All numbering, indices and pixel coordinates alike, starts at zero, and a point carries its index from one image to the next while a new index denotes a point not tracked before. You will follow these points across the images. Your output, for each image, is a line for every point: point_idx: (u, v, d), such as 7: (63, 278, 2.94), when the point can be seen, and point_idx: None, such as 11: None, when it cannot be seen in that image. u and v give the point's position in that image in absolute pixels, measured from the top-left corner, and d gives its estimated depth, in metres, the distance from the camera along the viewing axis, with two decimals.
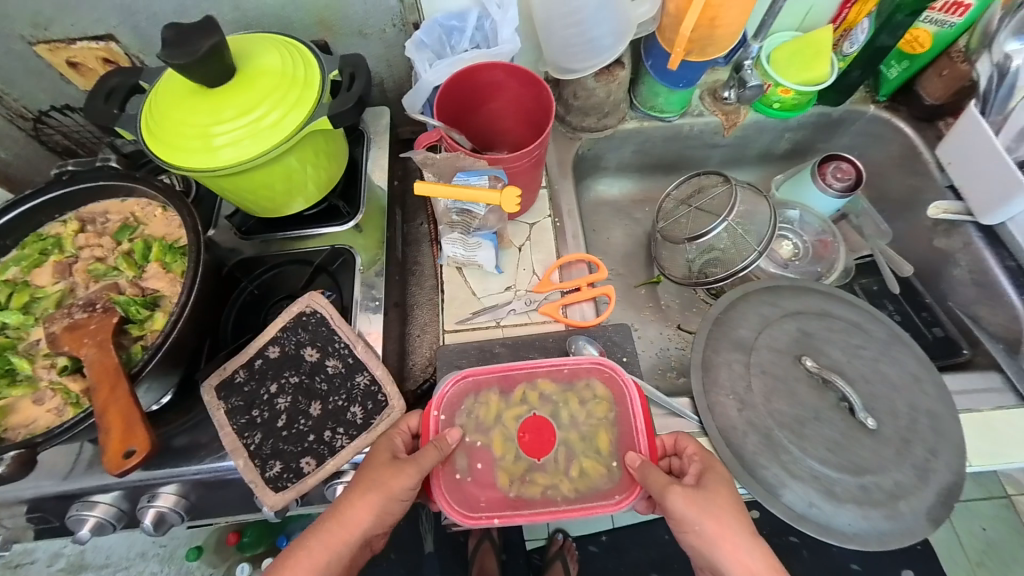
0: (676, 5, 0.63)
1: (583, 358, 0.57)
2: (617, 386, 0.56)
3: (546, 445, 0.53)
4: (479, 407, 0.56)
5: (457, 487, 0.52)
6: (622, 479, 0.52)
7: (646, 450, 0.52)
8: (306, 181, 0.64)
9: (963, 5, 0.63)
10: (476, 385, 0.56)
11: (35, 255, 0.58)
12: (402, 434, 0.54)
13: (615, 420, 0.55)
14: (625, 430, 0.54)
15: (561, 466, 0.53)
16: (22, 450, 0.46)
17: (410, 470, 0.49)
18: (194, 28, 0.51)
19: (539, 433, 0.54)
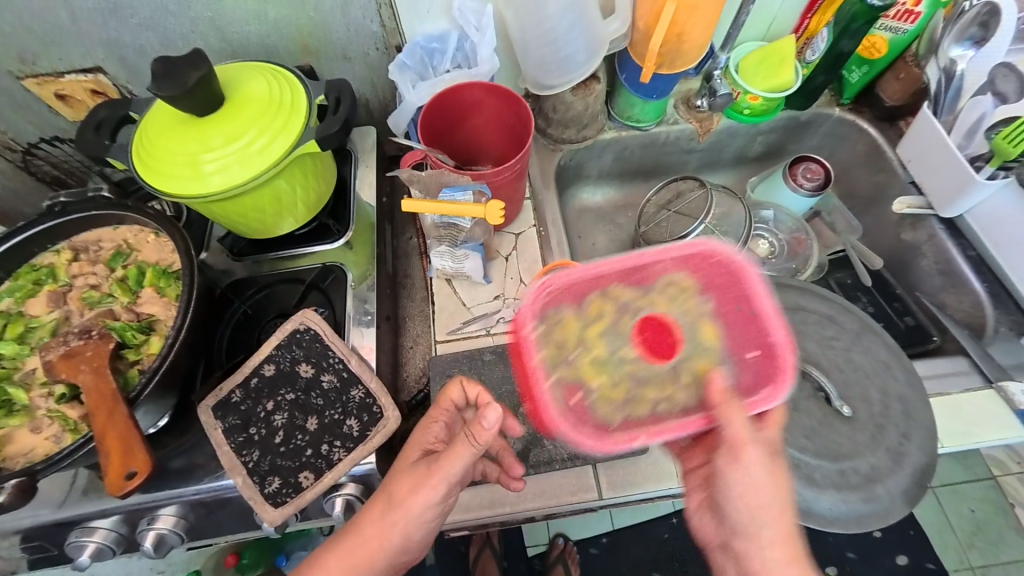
0: (643, 21, 0.66)
1: (692, 241, 0.54)
2: (728, 274, 0.54)
3: (668, 345, 0.53)
4: (556, 328, 0.52)
5: (579, 415, 0.50)
6: (749, 378, 0.51)
7: (783, 335, 0.51)
8: (295, 201, 0.66)
9: (914, 12, 0.67)
10: (575, 296, 0.53)
11: (28, 286, 0.59)
12: (442, 416, 0.56)
13: (729, 308, 0.53)
14: (755, 316, 0.52)
15: (688, 368, 0.52)
16: (23, 479, 0.46)
17: (438, 468, 0.49)
18: (182, 60, 0.53)
19: (659, 332, 0.53)
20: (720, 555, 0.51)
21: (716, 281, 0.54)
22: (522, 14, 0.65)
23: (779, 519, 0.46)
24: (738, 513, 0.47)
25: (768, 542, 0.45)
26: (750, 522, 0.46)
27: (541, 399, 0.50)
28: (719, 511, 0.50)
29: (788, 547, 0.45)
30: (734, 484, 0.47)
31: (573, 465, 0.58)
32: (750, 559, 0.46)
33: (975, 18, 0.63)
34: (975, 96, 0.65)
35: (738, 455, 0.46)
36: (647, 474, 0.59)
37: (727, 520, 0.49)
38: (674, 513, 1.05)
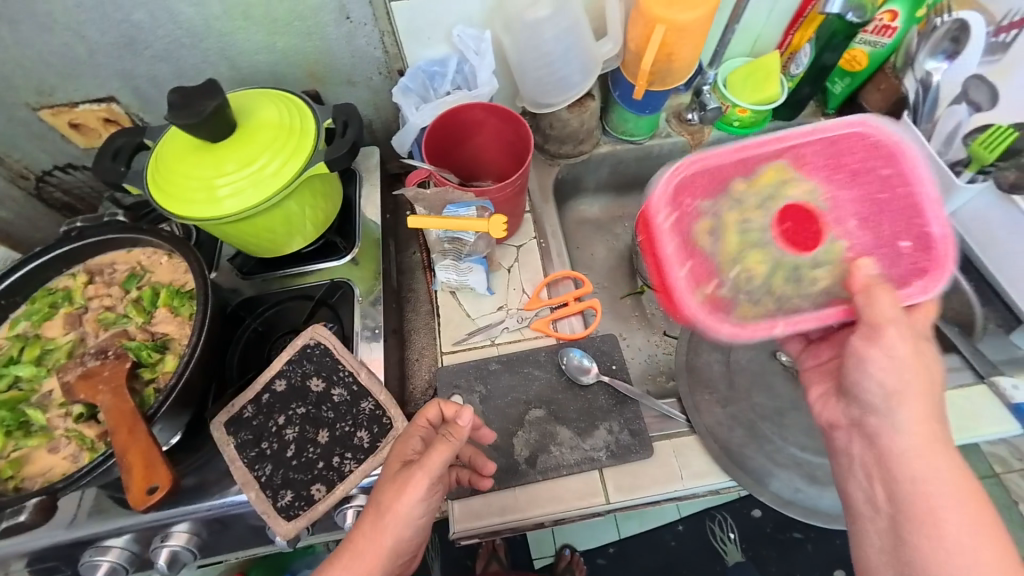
0: (635, 43, 0.69)
1: (850, 119, 0.56)
2: (885, 148, 0.55)
3: (817, 233, 0.53)
4: (709, 204, 0.55)
5: (697, 278, 0.53)
6: (913, 268, 0.51)
7: (943, 229, 0.51)
8: (303, 221, 0.68)
9: (891, 27, 0.69)
10: (719, 184, 0.56)
11: (45, 309, 0.61)
12: (418, 432, 0.55)
13: (880, 185, 0.54)
14: (900, 200, 0.53)
15: (839, 254, 0.52)
16: (44, 497, 0.47)
17: (419, 474, 0.49)
18: (197, 91, 0.55)
19: (806, 220, 0.54)
20: (846, 433, 0.52)
21: (852, 166, 0.55)
22: (519, 40, 0.68)
23: (922, 398, 0.46)
24: (871, 392, 0.48)
25: (908, 420, 0.46)
26: (883, 404, 0.47)
27: (672, 288, 0.53)
28: (852, 395, 0.51)
29: (922, 429, 0.45)
30: (874, 368, 0.48)
31: (581, 470, 0.59)
32: (885, 437, 0.47)
33: (947, 34, 0.65)
34: (952, 105, 0.68)
35: (878, 336, 0.47)
36: (653, 476, 0.60)
37: (858, 402, 0.50)
38: (680, 519, 1.05)
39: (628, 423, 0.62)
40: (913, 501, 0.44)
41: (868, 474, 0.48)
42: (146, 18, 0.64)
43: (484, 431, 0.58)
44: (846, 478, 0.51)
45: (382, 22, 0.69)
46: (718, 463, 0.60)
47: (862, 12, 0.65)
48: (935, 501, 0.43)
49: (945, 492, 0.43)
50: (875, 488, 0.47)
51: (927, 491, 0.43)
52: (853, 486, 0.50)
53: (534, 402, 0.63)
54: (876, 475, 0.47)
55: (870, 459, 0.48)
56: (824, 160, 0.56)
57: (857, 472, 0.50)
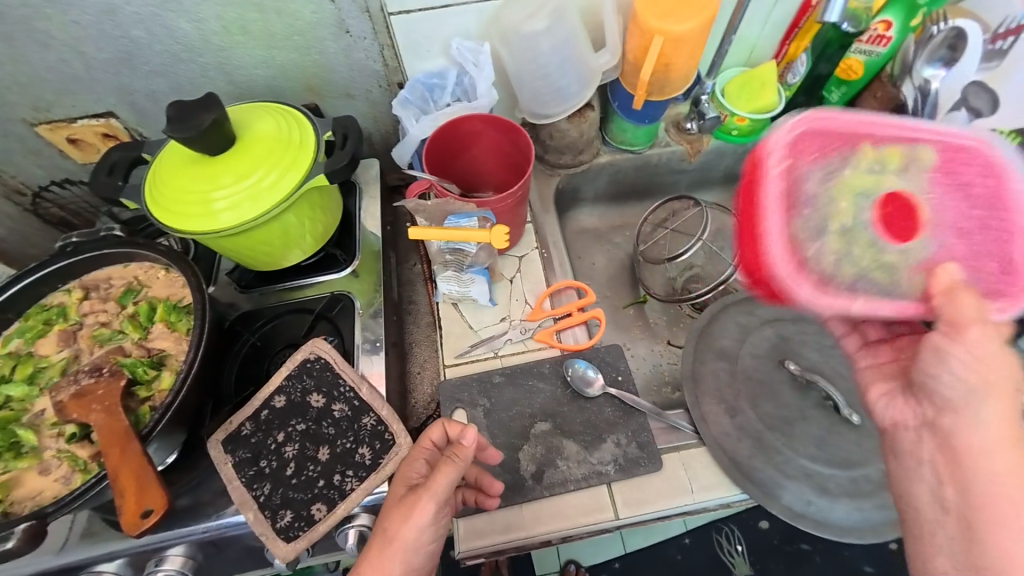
0: (633, 54, 0.70)
1: (962, 133, 0.51)
2: (966, 148, 0.50)
3: (909, 229, 0.49)
4: (811, 171, 0.51)
5: (789, 207, 0.50)
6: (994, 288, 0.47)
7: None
8: (303, 234, 0.68)
9: (885, 36, 0.69)
10: (837, 147, 0.52)
11: (39, 326, 0.60)
12: (423, 454, 0.53)
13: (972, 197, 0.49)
14: (999, 222, 0.48)
15: (913, 254, 0.48)
16: (34, 522, 0.46)
17: (424, 499, 0.48)
18: (196, 106, 0.55)
19: (888, 212, 0.50)
20: (914, 433, 0.48)
21: (963, 168, 0.50)
22: (517, 53, 0.68)
23: (1005, 396, 0.42)
24: (950, 388, 0.45)
25: (990, 419, 0.43)
26: (965, 397, 0.44)
27: (764, 233, 0.50)
28: (922, 391, 0.47)
29: (1007, 430, 0.42)
30: (956, 361, 0.44)
31: (587, 484, 0.58)
32: (962, 436, 0.44)
33: (944, 41, 0.65)
34: (951, 112, 0.68)
35: (959, 334, 0.44)
36: (660, 490, 0.59)
37: (930, 398, 0.46)
38: (686, 532, 1.01)
39: (635, 435, 0.61)
40: (992, 503, 0.41)
41: (938, 473, 0.45)
42: (145, 35, 0.64)
43: (490, 451, 0.57)
44: (908, 476, 0.47)
45: (381, 35, 0.69)
46: (726, 474, 0.59)
47: (857, 21, 0.67)
48: (1011, 504, 0.41)
49: (1018, 496, 0.41)
50: (944, 487, 0.44)
51: (1005, 490, 0.41)
52: (917, 485, 0.46)
53: (538, 415, 0.62)
54: (947, 475, 0.44)
55: (940, 457, 0.45)
56: (933, 163, 0.50)
57: (922, 470, 0.46)
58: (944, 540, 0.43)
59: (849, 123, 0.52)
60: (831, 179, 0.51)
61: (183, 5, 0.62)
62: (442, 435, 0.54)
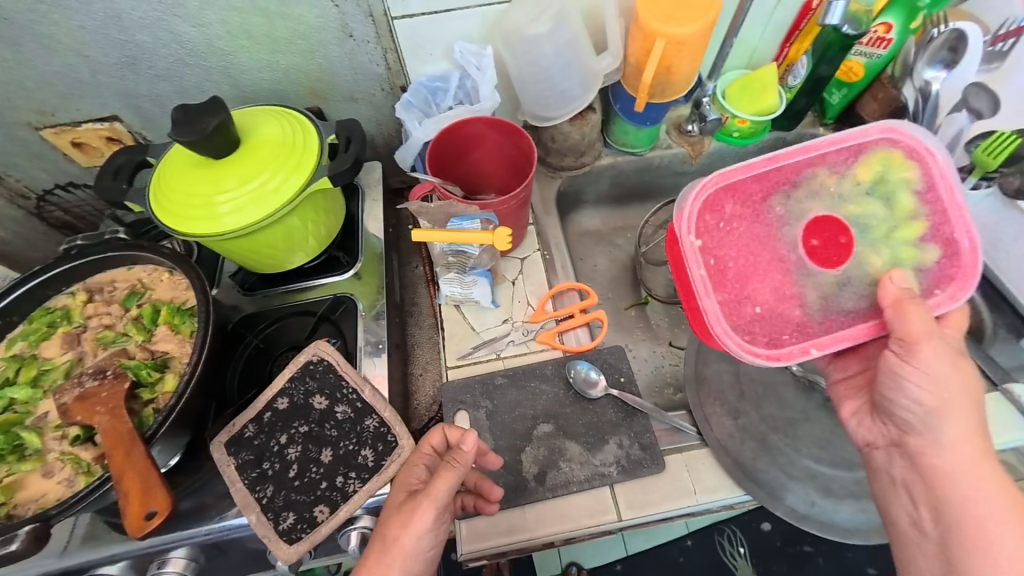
0: (635, 57, 0.71)
1: (873, 131, 0.56)
2: (914, 154, 0.55)
3: (845, 248, 0.54)
4: (723, 218, 0.55)
5: (717, 281, 0.54)
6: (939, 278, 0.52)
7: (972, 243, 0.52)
8: (306, 236, 0.68)
9: (885, 39, 0.69)
10: (766, 191, 0.56)
11: (43, 329, 0.60)
12: (423, 459, 0.53)
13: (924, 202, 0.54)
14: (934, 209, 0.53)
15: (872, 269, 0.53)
16: (38, 524, 0.46)
17: (424, 505, 0.48)
18: (201, 109, 0.56)
19: (832, 229, 0.54)
20: (885, 453, 0.52)
21: (921, 185, 0.54)
22: (519, 56, 0.68)
23: (964, 415, 0.47)
24: (908, 410, 0.49)
25: (951, 439, 0.47)
26: (924, 419, 0.48)
27: (707, 317, 0.53)
28: (885, 412, 0.52)
29: (974, 445, 0.47)
30: (914, 384, 0.48)
31: (590, 486, 0.58)
32: (926, 456, 0.48)
33: (944, 44, 0.66)
34: (952, 113, 0.69)
35: (914, 353, 0.47)
36: (664, 493, 0.59)
37: (894, 420, 0.51)
38: (688, 534, 1.01)
39: (638, 437, 0.61)
40: (961, 525, 0.46)
41: (912, 494, 0.50)
42: (150, 39, 0.65)
43: (490, 457, 0.57)
44: (886, 497, 0.52)
45: (384, 39, 0.70)
46: (729, 476, 0.59)
47: (858, 24, 0.66)
48: (983, 514, 0.45)
49: (988, 512, 0.45)
50: (920, 509, 0.49)
51: (976, 507, 0.46)
52: (896, 509, 0.51)
53: (540, 416, 0.62)
54: (920, 496, 0.49)
55: (912, 476, 0.50)
56: (866, 174, 0.55)
57: (899, 493, 0.51)
58: (929, 559, 0.48)
59: (763, 168, 0.57)
60: (796, 203, 0.55)
61: (187, 9, 0.62)
62: (442, 440, 0.54)
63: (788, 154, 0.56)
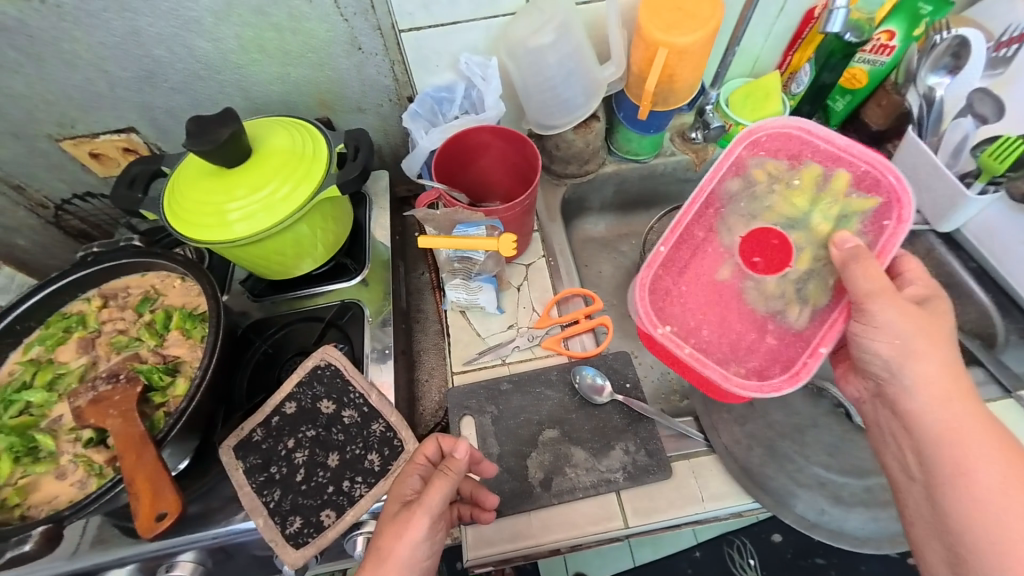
0: (637, 66, 0.72)
1: (782, 120, 0.62)
2: (794, 135, 0.61)
3: (780, 247, 0.60)
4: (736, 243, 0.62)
5: (703, 356, 0.59)
6: (891, 228, 0.56)
7: (895, 176, 0.57)
8: (314, 244, 0.69)
9: (889, 45, 0.69)
10: (817, 165, 0.60)
11: (59, 334, 0.61)
12: (417, 469, 0.53)
13: (849, 176, 0.59)
14: (868, 181, 0.58)
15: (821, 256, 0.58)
16: (51, 525, 0.46)
17: (419, 514, 0.48)
18: (215, 120, 0.58)
19: (763, 236, 0.61)
20: (872, 405, 0.54)
21: (836, 166, 0.60)
22: (523, 66, 0.70)
23: (929, 353, 0.46)
24: (875, 364, 0.50)
25: (919, 377, 0.46)
26: (887, 367, 0.49)
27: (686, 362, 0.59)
28: (862, 367, 0.52)
29: (937, 385, 0.46)
30: (874, 342, 0.49)
31: (596, 492, 0.58)
32: (902, 403, 0.48)
33: (947, 50, 0.66)
34: (957, 118, 0.68)
35: (870, 316, 0.49)
36: (670, 500, 0.58)
37: (870, 371, 0.51)
38: (696, 545, 0.92)
39: (644, 443, 0.60)
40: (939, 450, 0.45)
41: (897, 440, 0.50)
42: (166, 53, 0.67)
43: (485, 464, 0.57)
44: (880, 445, 0.52)
45: (392, 51, 0.71)
46: (737, 483, 0.59)
47: (860, 31, 0.68)
48: (965, 450, 0.44)
49: (962, 442, 0.44)
50: (906, 455, 0.49)
51: (951, 439, 0.45)
52: (887, 457, 0.51)
53: (546, 422, 0.62)
54: (903, 438, 0.49)
55: (897, 420, 0.50)
56: (808, 159, 0.61)
57: (889, 440, 0.51)
58: (921, 499, 0.47)
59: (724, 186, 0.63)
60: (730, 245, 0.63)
61: (203, 25, 0.64)
62: (437, 451, 0.54)
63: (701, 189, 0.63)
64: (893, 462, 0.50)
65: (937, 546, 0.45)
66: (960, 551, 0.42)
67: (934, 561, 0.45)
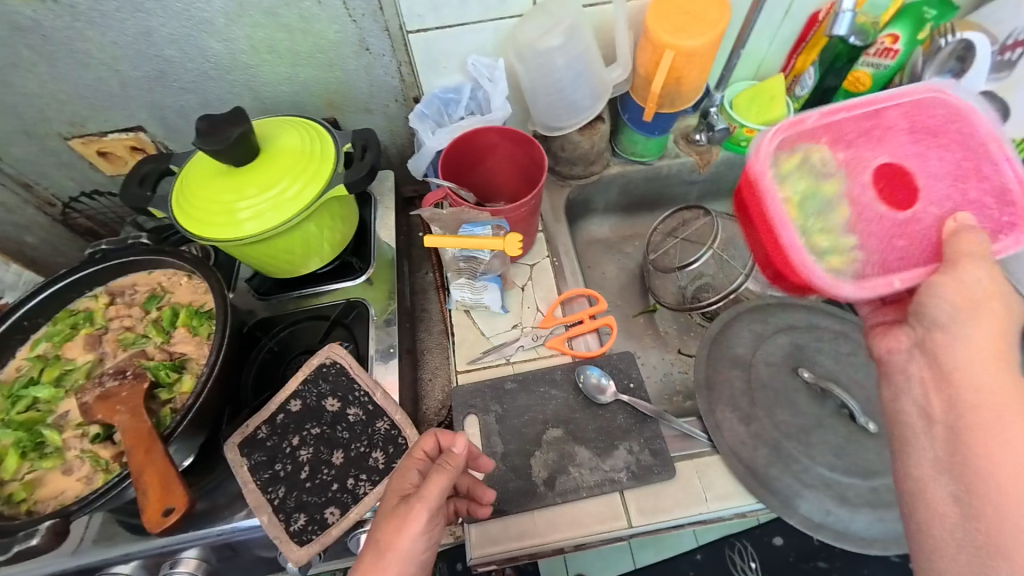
0: (643, 69, 0.72)
1: (914, 89, 0.56)
2: (926, 97, 0.56)
3: (910, 190, 0.52)
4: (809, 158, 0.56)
5: (808, 235, 0.54)
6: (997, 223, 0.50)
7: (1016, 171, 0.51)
8: (321, 243, 0.69)
9: (893, 49, 0.70)
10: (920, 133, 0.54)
11: (66, 330, 0.62)
12: (416, 464, 0.53)
13: (953, 147, 0.53)
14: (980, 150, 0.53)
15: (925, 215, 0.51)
16: (58, 520, 0.47)
17: (417, 508, 0.47)
18: (225, 119, 0.58)
19: (897, 176, 0.53)
20: (906, 354, 0.49)
21: (951, 134, 0.54)
22: (531, 67, 0.70)
23: (995, 315, 0.43)
24: (937, 312, 0.46)
25: (976, 334, 0.44)
26: (952, 318, 0.45)
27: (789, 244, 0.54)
28: (915, 314, 0.49)
29: (995, 347, 0.43)
30: (944, 290, 0.46)
31: (601, 491, 0.58)
32: (946, 350, 0.45)
33: (952, 53, 0.65)
34: None
35: (955, 267, 0.46)
36: (675, 500, 0.58)
37: (920, 319, 0.48)
38: (697, 548, 0.92)
39: (648, 443, 0.60)
40: (976, 409, 0.41)
41: (923, 387, 0.46)
42: (176, 54, 0.68)
43: (484, 460, 0.56)
44: (898, 395, 0.48)
45: (400, 53, 0.72)
46: (742, 484, 0.59)
47: (865, 35, 0.66)
48: (996, 412, 0.40)
49: (1003, 403, 0.40)
50: (930, 400, 0.45)
51: (985, 398, 0.41)
52: (905, 402, 0.47)
53: (550, 421, 0.62)
54: (932, 389, 0.45)
55: (928, 374, 0.46)
56: (903, 128, 0.55)
57: (912, 388, 0.47)
58: (929, 451, 0.44)
59: (858, 104, 0.57)
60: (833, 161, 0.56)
61: (214, 26, 0.65)
62: (436, 446, 0.54)
63: (833, 112, 0.57)
64: (909, 404, 0.47)
65: (945, 486, 0.41)
66: (974, 510, 0.39)
67: (940, 496, 0.42)
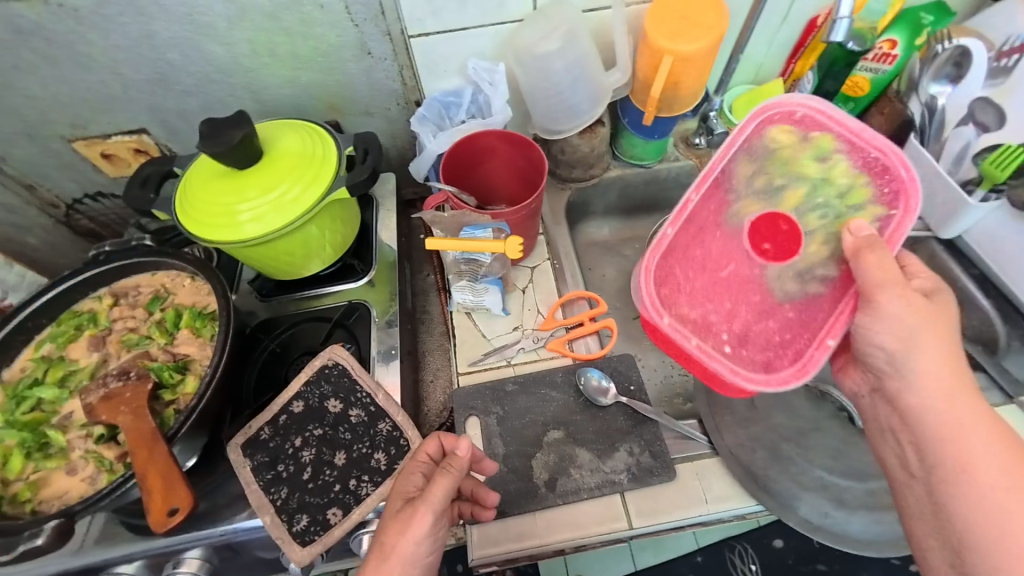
0: (643, 73, 0.73)
1: (752, 115, 0.59)
2: (812, 115, 0.58)
3: (791, 235, 0.58)
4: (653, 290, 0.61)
5: (712, 345, 0.58)
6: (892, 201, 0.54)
7: (902, 165, 0.54)
8: (323, 245, 0.70)
9: (891, 54, 0.70)
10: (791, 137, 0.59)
11: (70, 331, 0.62)
12: (419, 467, 0.53)
13: (838, 142, 0.57)
14: (851, 150, 0.56)
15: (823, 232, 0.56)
16: (62, 520, 0.47)
17: (422, 511, 0.48)
18: (229, 122, 0.59)
19: (775, 224, 0.58)
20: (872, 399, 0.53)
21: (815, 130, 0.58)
22: (530, 72, 0.71)
23: (929, 345, 0.46)
24: (876, 357, 0.49)
25: (922, 371, 0.46)
26: (892, 360, 0.48)
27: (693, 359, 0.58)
28: (862, 360, 0.52)
29: (948, 369, 0.45)
30: (877, 334, 0.48)
31: (600, 493, 0.58)
32: (902, 393, 0.48)
33: (948, 60, 0.67)
34: (958, 126, 0.68)
35: (874, 307, 0.48)
36: (675, 500, 0.59)
37: (871, 364, 0.51)
38: (698, 550, 0.92)
39: (648, 445, 0.61)
40: (944, 447, 0.44)
41: (898, 437, 0.49)
42: (179, 57, 0.68)
43: (486, 463, 0.57)
44: (879, 441, 0.52)
45: (401, 56, 0.73)
46: (741, 485, 0.59)
47: (861, 40, 0.67)
48: (967, 445, 0.43)
49: (969, 434, 0.43)
50: (907, 451, 0.48)
51: (956, 435, 0.44)
52: (886, 451, 0.51)
53: (550, 423, 0.63)
54: (904, 436, 0.49)
55: (899, 417, 0.49)
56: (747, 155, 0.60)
57: (887, 436, 0.51)
58: (920, 495, 0.47)
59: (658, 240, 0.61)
60: (762, 176, 0.60)
61: (217, 30, 0.66)
62: (439, 448, 0.54)
63: (725, 150, 0.60)
64: (891, 453, 0.50)
65: (936, 546, 0.45)
66: (963, 563, 0.42)
67: (932, 544, 0.45)
